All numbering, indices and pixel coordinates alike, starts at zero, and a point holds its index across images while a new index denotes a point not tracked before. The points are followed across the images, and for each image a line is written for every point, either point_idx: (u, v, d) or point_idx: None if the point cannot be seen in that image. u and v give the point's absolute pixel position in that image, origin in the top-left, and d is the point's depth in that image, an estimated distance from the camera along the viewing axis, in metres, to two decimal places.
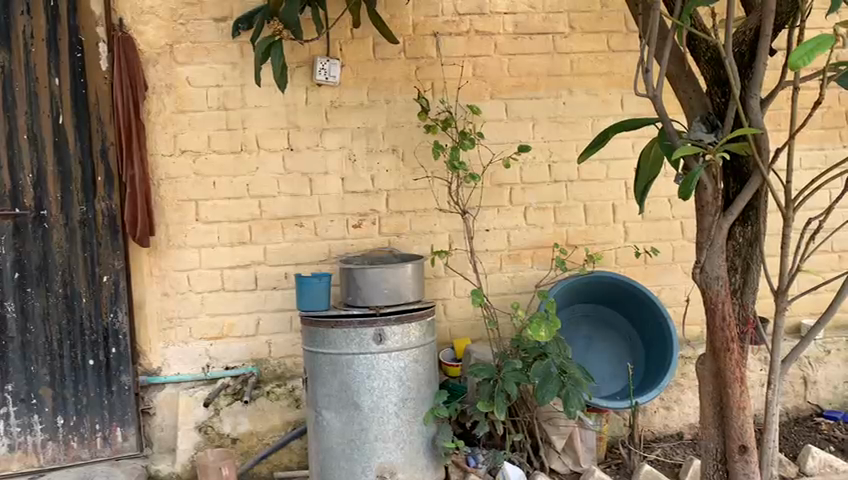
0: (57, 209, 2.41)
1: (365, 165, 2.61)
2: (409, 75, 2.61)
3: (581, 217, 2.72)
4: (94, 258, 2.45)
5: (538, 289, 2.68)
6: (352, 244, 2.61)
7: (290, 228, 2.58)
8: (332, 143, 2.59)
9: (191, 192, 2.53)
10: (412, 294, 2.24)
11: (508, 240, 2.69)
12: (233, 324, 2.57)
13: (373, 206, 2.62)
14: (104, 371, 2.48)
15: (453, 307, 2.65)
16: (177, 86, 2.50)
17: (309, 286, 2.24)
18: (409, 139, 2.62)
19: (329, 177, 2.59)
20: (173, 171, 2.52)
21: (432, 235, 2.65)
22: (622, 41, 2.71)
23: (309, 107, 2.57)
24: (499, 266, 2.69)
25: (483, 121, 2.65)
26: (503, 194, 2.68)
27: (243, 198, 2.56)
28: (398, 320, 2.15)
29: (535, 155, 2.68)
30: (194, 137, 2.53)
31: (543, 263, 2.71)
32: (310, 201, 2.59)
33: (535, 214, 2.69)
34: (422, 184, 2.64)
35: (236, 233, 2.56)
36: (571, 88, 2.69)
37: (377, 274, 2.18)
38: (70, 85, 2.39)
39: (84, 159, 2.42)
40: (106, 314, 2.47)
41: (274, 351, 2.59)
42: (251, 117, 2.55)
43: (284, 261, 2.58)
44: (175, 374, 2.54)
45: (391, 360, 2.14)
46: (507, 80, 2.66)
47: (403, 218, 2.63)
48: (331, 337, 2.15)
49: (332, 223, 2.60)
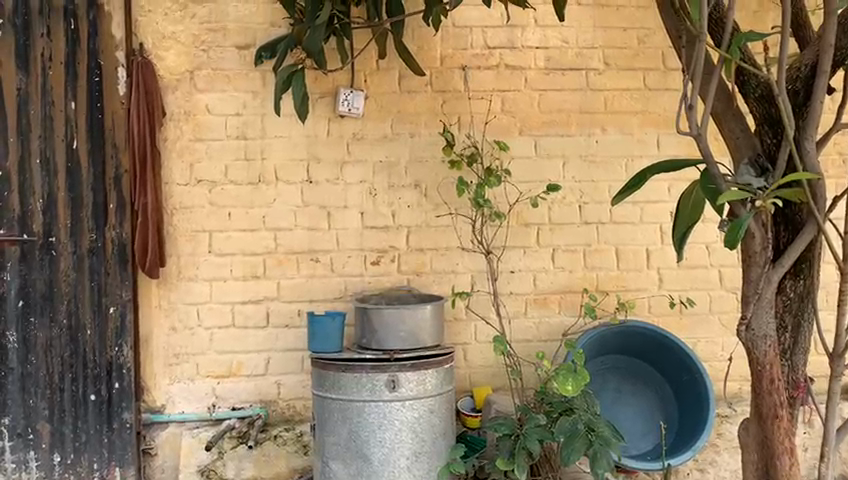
0: (66, 237, 2.33)
1: (386, 200, 2.50)
2: (435, 109, 2.51)
3: (612, 262, 2.57)
4: (101, 289, 2.35)
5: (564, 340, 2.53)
6: (369, 282, 2.50)
7: (305, 262, 2.48)
8: (352, 177, 2.49)
9: (205, 223, 2.44)
10: (429, 339, 2.11)
11: (534, 283, 2.54)
12: (241, 362, 2.46)
13: (392, 243, 2.50)
14: (105, 407, 2.37)
15: (474, 353, 2.51)
16: (195, 114, 2.44)
17: (323, 326, 2.12)
18: (433, 175, 2.51)
19: (348, 211, 2.49)
20: (187, 201, 2.44)
21: (453, 274, 2.52)
22: (660, 80, 2.59)
23: (330, 139, 2.48)
24: (523, 311, 2.54)
25: (510, 158, 2.53)
26: (529, 234, 2.54)
27: (258, 231, 2.46)
28: (413, 366, 2.01)
29: (565, 195, 2.56)
30: (210, 167, 2.44)
31: (571, 309, 2.56)
32: (327, 235, 2.48)
33: (564, 257, 2.55)
34: (444, 221, 2.51)
35: (249, 266, 2.46)
36: (604, 126, 2.58)
37: (395, 315, 2.07)
38: (87, 109, 2.33)
39: (96, 185, 2.34)
40: (110, 348, 2.37)
41: (282, 393, 2.47)
42: (270, 147, 2.46)
43: (299, 297, 2.47)
44: (179, 413, 2.43)
45: (404, 409, 2.00)
46: (537, 116, 2.55)
47: (424, 256, 2.51)
48: (340, 382, 2.02)
49: (349, 259, 2.49)
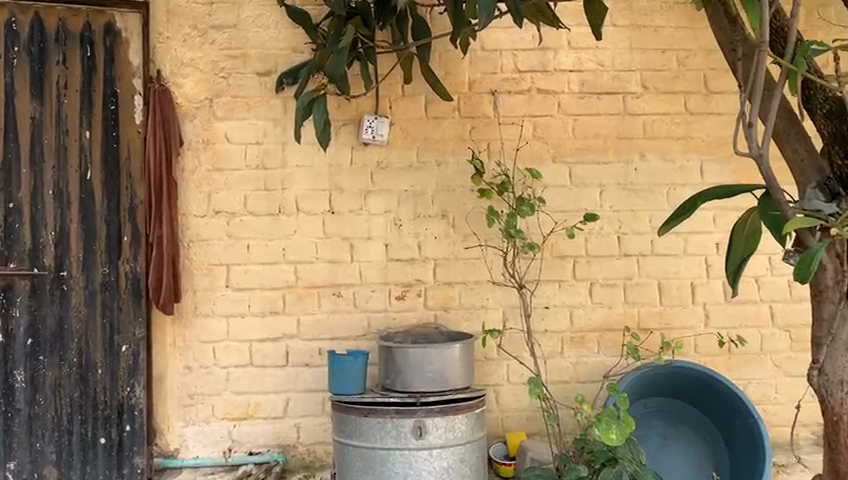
0: (78, 271, 2.22)
1: (411, 232, 2.37)
2: (463, 135, 2.38)
3: (654, 297, 2.41)
4: (114, 325, 2.24)
5: (605, 381, 2.35)
6: (394, 318, 2.35)
7: (327, 297, 2.35)
8: (376, 207, 2.37)
9: (222, 256, 2.33)
10: (458, 381, 1.95)
11: (570, 320, 2.38)
12: (258, 404, 2.32)
13: (419, 277, 2.36)
14: (115, 451, 2.24)
15: (506, 395, 2.34)
16: (214, 143, 2.34)
17: (343, 366, 1.98)
18: (461, 205, 2.38)
19: (372, 243, 2.36)
20: (204, 233, 2.33)
21: (483, 310, 2.36)
22: (702, 103, 2.45)
23: (353, 167, 2.37)
24: (559, 349, 2.37)
25: (544, 186, 2.39)
26: (564, 267, 2.39)
27: (278, 264, 2.35)
28: (442, 411, 1.86)
29: (603, 226, 2.40)
30: (228, 197, 2.34)
31: (610, 348, 2.38)
32: (349, 269, 2.35)
33: (602, 291, 2.39)
34: (473, 253, 2.37)
35: (268, 302, 2.34)
36: (643, 152, 2.43)
37: (420, 355, 1.91)
38: (102, 138, 2.25)
39: (110, 217, 2.25)
40: (122, 388, 2.25)
41: (302, 437, 2.33)
42: (290, 177, 2.36)
43: (320, 334, 2.34)
44: (193, 458, 2.29)
45: (432, 458, 1.84)
46: (571, 142, 2.41)
47: (453, 290, 2.37)
48: (363, 427, 1.86)
49: (372, 294, 2.35)
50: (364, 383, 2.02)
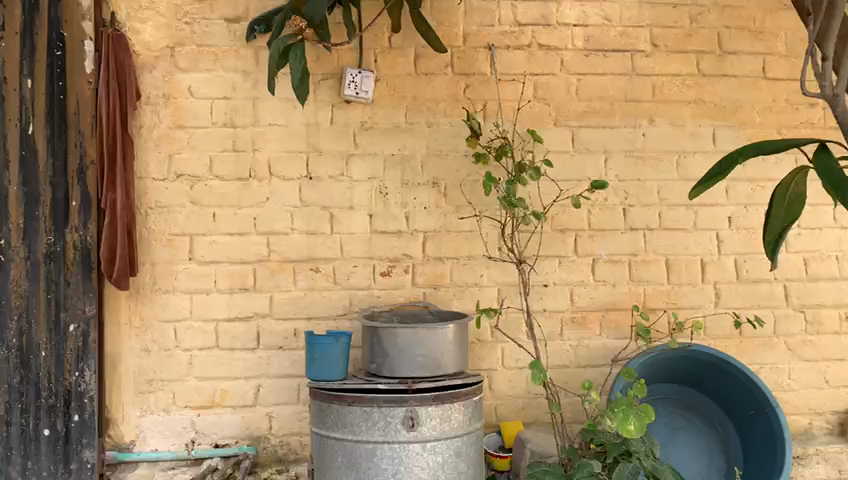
0: (17, 239, 1.95)
1: (398, 201, 2.13)
2: (456, 94, 2.15)
3: (661, 275, 2.21)
4: (59, 302, 1.97)
5: (614, 365, 2.13)
6: (378, 296, 2.12)
7: (303, 272, 2.10)
8: (359, 173, 2.12)
9: (185, 225, 2.07)
10: (451, 365, 1.77)
11: (571, 300, 2.17)
12: (225, 390, 2.08)
13: (406, 251, 2.13)
14: (61, 445, 1.96)
15: (501, 381, 2.13)
16: (175, 97, 2.08)
17: (324, 349, 1.75)
18: (454, 171, 2.14)
19: (353, 213, 2.12)
20: (164, 199, 2.07)
21: (476, 288, 2.14)
22: (715, 64, 2.25)
23: (333, 128, 2.12)
24: (559, 331, 2.16)
25: (546, 151, 2.17)
26: (565, 242, 2.17)
27: (248, 235, 2.09)
28: (436, 400, 1.63)
29: (608, 196, 2.19)
30: (192, 159, 2.08)
31: (615, 331, 2.18)
32: (329, 241, 2.11)
33: (606, 269, 2.18)
34: (467, 225, 2.14)
35: (237, 277, 2.09)
36: (652, 117, 2.22)
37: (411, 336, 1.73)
38: (46, 89, 1.97)
39: (56, 178, 1.97)
40: (69, 373, 1.97)
41: (275, 427, 2.09)
42: (263, 137, 2.10)
43: (295, 314, 2.10)
44: (152, 452, 2.04)
45: (425, 453, 1.62)
46: (575, 104, 2.19)
47: (443, 266, 2.14)
48: (347, 418, 1.64)
49: (354, 269, 2.12)
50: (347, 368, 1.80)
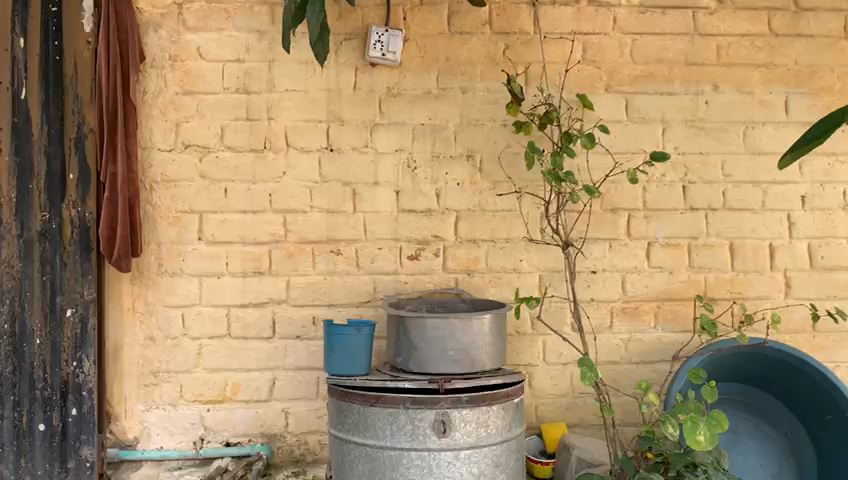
0: (10, 215, 1.77)
1: (428, 176, 1.91)
2: (495, 56, 1.92)
3: (724, 261, 1.96)
4: (55, 284, 1.79)
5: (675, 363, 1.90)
6: (405, 282, 1.90)
7: (322, 255, 1.90)
8: (385, 145, 1.91)
9: (194, 202, 1.88)
10: (484, 362, 1.63)
11: (622, 288, 1.95)
12: (237, 383, 1.89)
13: (437, 232, 1.91)
14: (57, 442, 1.79)
15: (543, 378, 1.91)
16: (183, 59, 1.88)
17: (346, 339, 1.58)
18: (491, 143, 1.91)
19: (378, 189, 1.90)
20: (171, 172, 1.88)
21: (515, 274, 1.92)
22: (789, 23, 1.98)
23: (357, 94, 1.90)
24: (608, 323, 1.95)
25: (597, 119, 1.93)
26: (616, 223, 1.95)
27: (263, 213, 1.89)
28: (471, 401, 1.42)
29: (665, 172, 1.96)
30: (202, 129, 1.88)
31: (672, 323, 1.95)
32: (351, 221, 1.90)
33: (663, 253, 1.96)
34: (506, 204, 1.92)
35: (250, 259, 1.89)
36: (716, 83, 1.97)
37: (442, 327, 1.59)
38: (40, 49, 1.79)
39: (51, 148, 1.79)
40: (66, 363, 1.79)
41: (291, 425, 1.89)
42: (279, 105, 1.89)
43: (313, 300, 1.89)
44: (156, 450, 1.86)
45: (458, 463, 1.40)
46: (628, 68, 1.95)
47: (478, 249, 1.91)
48: (369, 421, 1.43)
49: (379, 252, 1.90)
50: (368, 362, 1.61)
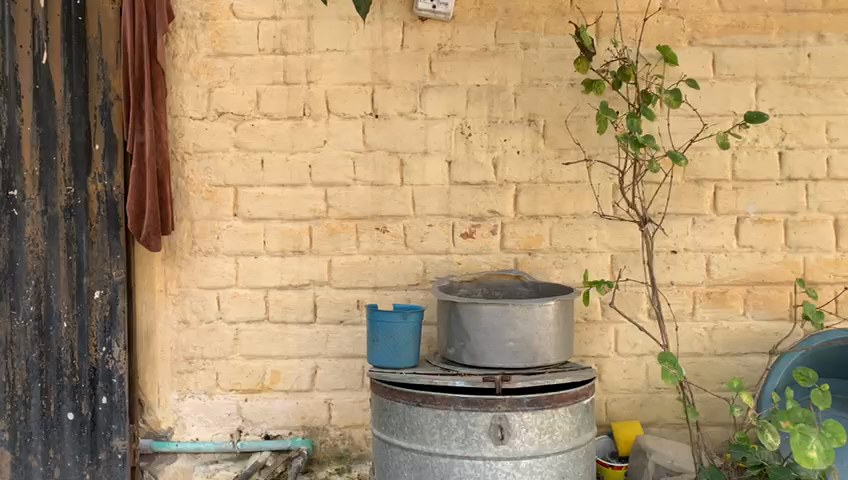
0: (33, 190, 1.65)
1: (484, 143, 1.70)
2: (561, 6, 1.69)
3: (827, 240, 1.70)
4: (82, 264, 1.67)
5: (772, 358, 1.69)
6: (459, 263, 1.71)
7: (367, 233, 1.72)
8: (436, 109, 1.70)
9: (228, 175, 1.72)
10: (547, 354, 1.43)
11: (707, 270, 1.71)
12: (276, 372, 1.73)
13: (494, 207, 1.71)
14: (87, 431, 1.68)
15: (613, 371, 1.71)
16: (215, 18, 1.71)
17: (389, 330, 1.42)
18: (557, 105, 1.69)
19: (429, 159, 1.71)
20: (204, 142, 1.72)
21: (583, 254, 1.70)
22: None
23: (405, 53, 1.70)
24: (690, 309, 1.72)
25: (681, 75, 1.68)
26: (700, 197, 1.71)
27: (303, 187, 1.72)
28: (534, 404, 1.22)
29: (759, 137, 1.70)
30: (235, 94, 1.71)
31: (764, 310, 1.71)
32: (398, 195, 1.71)
33: (754, 230, 1.71)
34: (573, 175, 1.70)
35: (289, 237, 1.72)
36: (821, 32, 1.69)
37: (499, 314, 1.40)
38: (62, 9, 1.65)
39: (76, 118, 1.66)
40: (95, 349, 1.68)
41: (334, 417, 1.73)
42: (319, 66, 1.71)
43: (358, 283, 1.72)
44: (192, 442, 1.73)
45: (518, 474, 1.21)
46: (717, 16, 1.69)
47: (541, 226, 1.70)
48: (415, 423, 1.24)
49: (430, 229, 1.71)
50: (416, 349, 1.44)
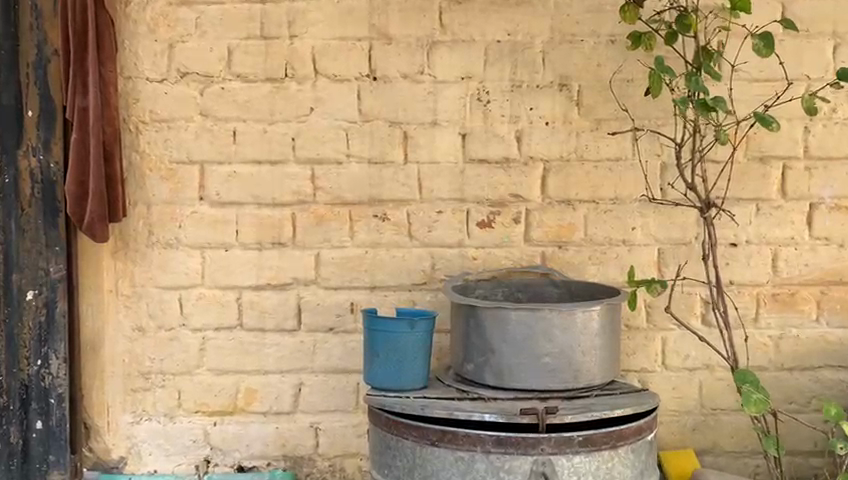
0: None
1: (505, 112, 1.40)
2: None
3: None
4: (11, 259, 1.36)
5: None
6: (474, 258, 1.41)
7: (363, 221, 1.41)
8: (447, 71, 1.40)
9: (193, 149, 1.41)
10: (592, 373, 1.13)
11: (773, 268, 1.42)
12: (252, 390, 1.43)
13: (518, 190, 1.41)
14: (17, 464, 1.38)
15: (660, 389, 1.42)
16: None
17: (376, 345, 1.13)
18: (594, 66, 1.39)
19: (438, 131, 1.40)
20: (163, 109, 1.41)
21: (625, 247, 1.41)
22: None
23: (410, 2, 1.40)
24: (753, 314, 1.42)
25: (747, 29, 1.38)
26: (766, 179, 1.41)
27: (284, 164, 1.41)
28: (586, 447, 0.93)
29: (837, 107, 1.40)
30: (202, 50, 1.40)
31: (840, 315, 1.42)
32: (401, 174, 1.41)
33: (830, 220, 1.41)
34: (614, 151, 1.40)
35: (267, 226, 1.41)
36: None
37: (534, 323, 1.10)
38: None
39: (4, 78, 1.35)
40: (27, 362, 1.37)
41: (323, 445, 1.43)
42: (304, 17, 1.40)
43: (351, 282, 1.42)
44: (149, 475, 1.42)
45: None
46: None
47: (574, 214, 1.40)
48: (429, 468, 0.96)
49: (439, 217, 1.41)
50: (420, 360, 1.13)
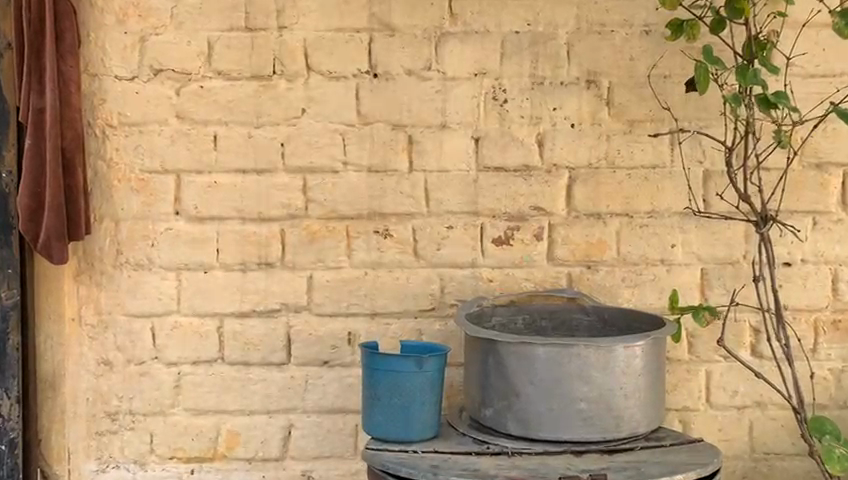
0: None
1: (525, 113, 1.22)
2: None
3: None
4: None
5: None
6: (489, 281, 1.23)
7: (361, 238, 1.23)
8: (459, 66, 1.22)
9: (167, 157, 1.23)
10: (635, 421, 0.95)
11: (834, 291, 1.23)
12: (234, 433, 1.24)
13: (539, 202, 1.22)
14: None
15: (705, 431, 1.23)
16: None
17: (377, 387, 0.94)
18: (627, 60, 1.21)
19: (448, 135, 1.23)
20: (133, 111, 1.23)
21: (663, 268, 1.22)
22: None
23: None
24: (811, 344, 1.23)
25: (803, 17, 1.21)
26: (825, 189, 1.23)
27: (272, 173, 1.23)
28: None
29: None
30: (178, 44, 1.23)
31: None
32: (405, 185, 1.23)
33: None
34: (651, 157, 1.22)
35: (252, 244, 1.23)
36: None
37: (566, 360, 0.92)
38: None
39: None
40: None
41: None
42: (295, 5, 1.23)
43: (348, 307, 1.23)
44: None
45: None
46: None
47: (604, 229, 1.22)
48: None
49: (449, 233, 1.23)
50: (429, 403, 0.95)
